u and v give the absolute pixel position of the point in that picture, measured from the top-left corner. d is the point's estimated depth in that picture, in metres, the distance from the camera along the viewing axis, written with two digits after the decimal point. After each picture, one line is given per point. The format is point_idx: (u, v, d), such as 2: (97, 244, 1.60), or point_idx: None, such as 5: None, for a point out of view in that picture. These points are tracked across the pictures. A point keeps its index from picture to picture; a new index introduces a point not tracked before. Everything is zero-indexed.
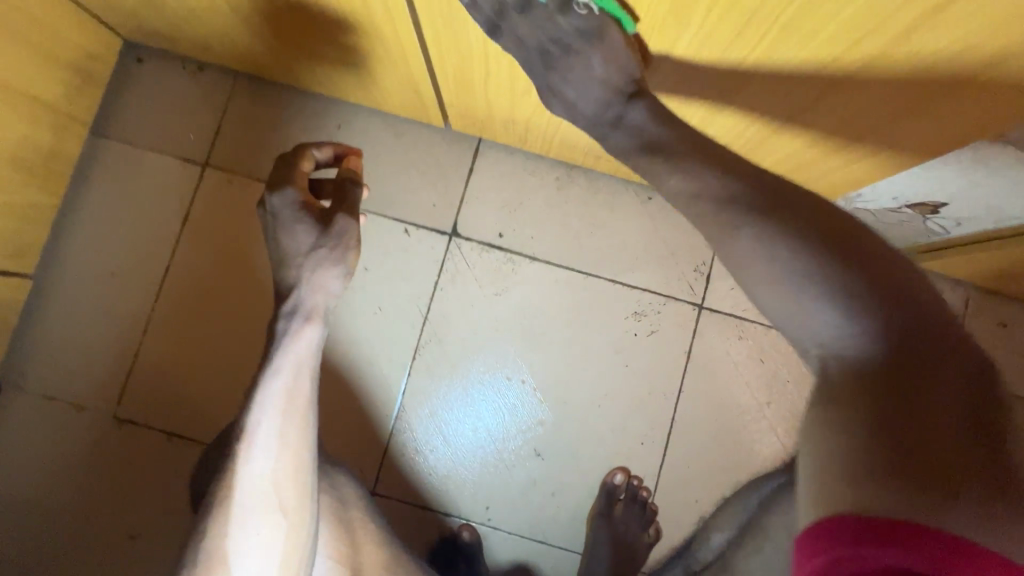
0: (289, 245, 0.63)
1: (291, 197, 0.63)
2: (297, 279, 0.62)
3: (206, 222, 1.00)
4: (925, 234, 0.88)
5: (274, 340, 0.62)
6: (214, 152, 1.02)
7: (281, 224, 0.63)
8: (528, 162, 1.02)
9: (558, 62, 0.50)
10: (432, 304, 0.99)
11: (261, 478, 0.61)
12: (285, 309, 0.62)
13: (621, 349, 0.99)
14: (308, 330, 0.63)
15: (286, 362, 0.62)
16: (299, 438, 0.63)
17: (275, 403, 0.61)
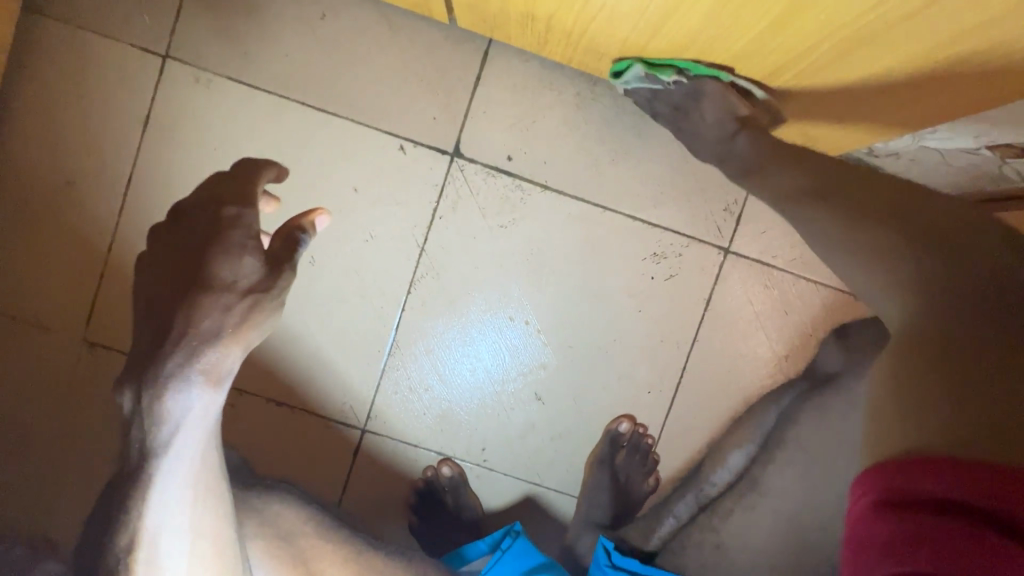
0: (220, 273, 0.54)
1: (244, 221, 0.55)
2: (181, 357, 0.53)
3: (171, 127, 0.87)
4: (996, 180, 0.77)
5: (152, 418, 0.53)
6: (176, 40, 0.86)
7: (231, 246, 0.54)
8: (545, 72, 0.87)
9: (686, 117, 0.74)
10: (429, 234, 0.89)
11: (172, 530, 0.56)
12: (163, 378, 0.52)
13: (636, 293, 0.91)
14: (201, 398, 0.54)
15: (181, 432, 0.54)
16: (203, 484, 0.58)
17: (176, 461, 0.55)
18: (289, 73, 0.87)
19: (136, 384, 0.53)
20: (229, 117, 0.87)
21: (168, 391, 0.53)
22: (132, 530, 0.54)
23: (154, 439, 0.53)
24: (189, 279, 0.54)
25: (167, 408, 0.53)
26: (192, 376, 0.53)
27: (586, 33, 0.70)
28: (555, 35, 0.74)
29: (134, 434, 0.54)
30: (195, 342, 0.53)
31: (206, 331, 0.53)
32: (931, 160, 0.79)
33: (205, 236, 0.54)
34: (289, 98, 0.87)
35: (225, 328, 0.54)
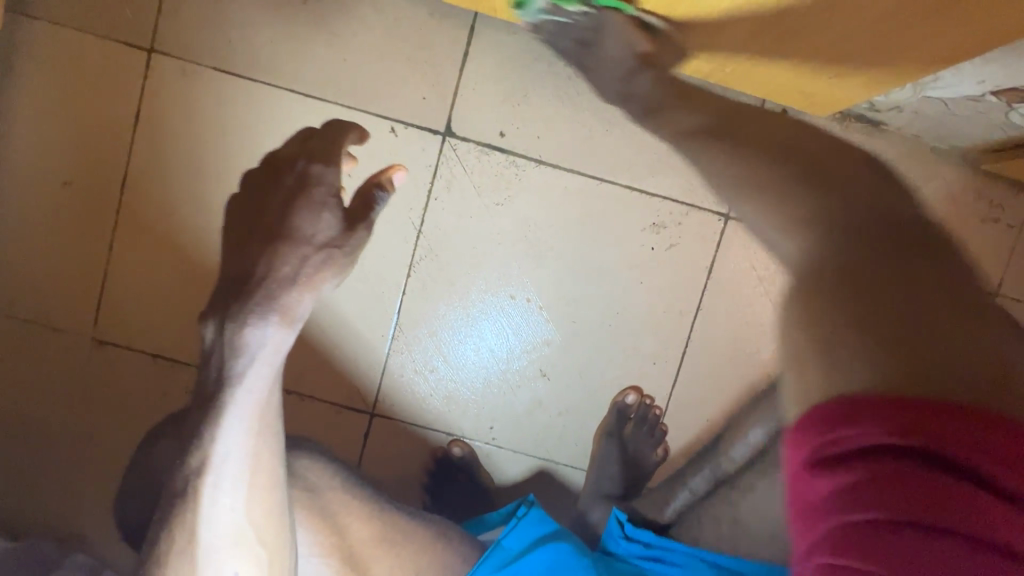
0: (300, 226, 0.57)
1: (326, 177, 0.58)
2: (262, 290, 0.56)
3: (162, 121, 0.87)
4: (1002, 127, 0.75)
5: (232, 346, 0.56)
6: (159, 32, 0.85)
7: (314, 200, 0.57)
8: (533, 43, 0.85)
9: (591, 60, 0.66)
10: (426, 216, 0.88)
11: (236, 459, 0.57)
12: (250, 307, 0.56)
13: (637, 265, 0.90)
14: (277, 332, 0.57)
15: (253, 364, 0.56)
16: (266, 422, 0.59)
17: (247, 391, 0.57)
18: (276, 60, 0.86)
19: (222, 314, 0.56)
20: (219, 108, 0.87)
21: (248, 322, 0.56)
22: (202, 455, 0.56)
23: (232, 366, 0.56)
24: (271, 227, 0.57)
25: (247, 337, 0.56)
26: (269, 311, 0.56)
27: None
28: None
29: (213, 362, 0.57)
30: (272, 285, 0.57)
31: (285, 274, 0.57)
32: (934, 112, 0.77)
33: (288, 188, 0.57)
34: (277, 85, 0.86)
35: (301, 278, 0.57)
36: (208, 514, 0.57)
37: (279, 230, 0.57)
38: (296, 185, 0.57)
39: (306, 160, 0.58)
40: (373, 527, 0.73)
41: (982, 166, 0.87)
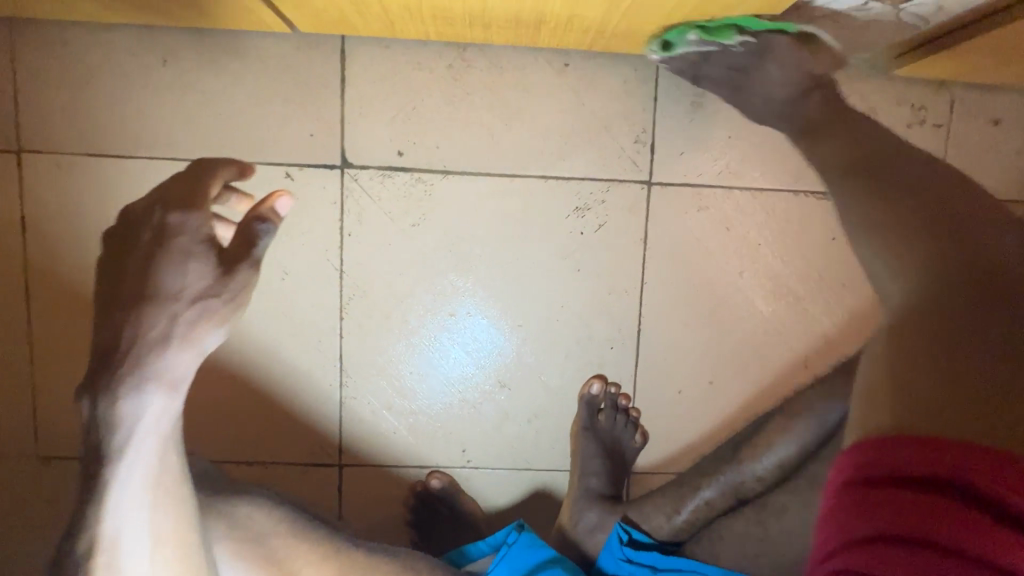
0: (164, 284, 0.46)
1: (189, 224, 0.47)
2: (127, 347, 0.46)
3: (50, 220, 0.83)
4: (899, 30, 0.72)
5: (104, 424, 0.47)
6: (25, 130, 0.81)
7: (173, 252, 0.46)
8: (408, 52, 0.81)
9: (746, 80, 0.69)
10: (343, 254, 0.85)
11: (128, 530, 0.50)
12: (121, 378, 0.46)
13: (570, 253, 0.87)
14: (158, 402, 0.48)
15: (135, 438, 0.48)
16: (165, 489, 0.52)
17: (131, 464, 0.49)
18: (152, 131, 0.82)
19: (92, 386, 0.47)
20: (104, 194, 0.83)
21: (122, 392, 0.46)
22: (90, 536, 0.49)
23: (111, 442, 0.47)
24: (127, 295, 0.46)
25: (128, 406, 0.47)
26: (144, 379, 0.47)
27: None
28: (393, 11, 0.68)
29: (90, 438, 0.48)
30: (141, 351, 0.46)
31: (156, 338, 0.46)
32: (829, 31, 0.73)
33: (147, 246, 0.46)
34: (159, 156, 0.83)
35: (183, 337, 0.47)
36: None
37: (141, 296, 0.46)
38: (152, 240, 0.46)
39: (163, 207, 0.47)
40: (329, 568, 0.70)
41: (896, 73, 0.84)
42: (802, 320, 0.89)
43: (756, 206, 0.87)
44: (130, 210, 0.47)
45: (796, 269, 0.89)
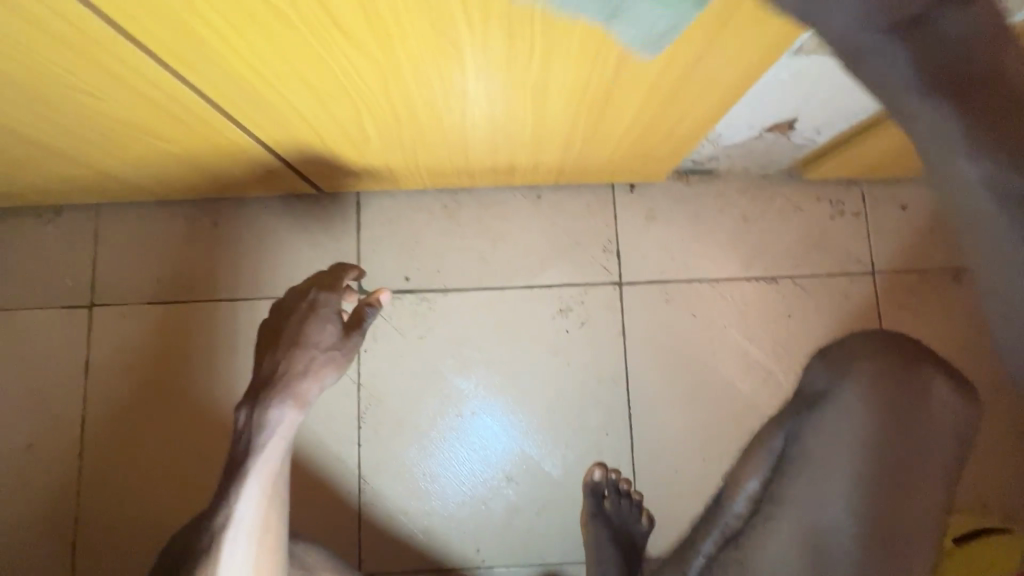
0: (310, 334, 0.66)
1: (330, 302, 0.68)
2: (284, 368, 0.64)
3: (109, 362, 0.96)
4: (797, 148, 0.90)
5: (256, 426, 0.63)
6: (96, 288, 0.97)
7: (315, 312, 0.67)
8: (410, 199, 1.00)
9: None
10: (360, 368, 0.97)
11: (247, 523, 0.62)
12: (275, 390, 0.63)
13: (559, 349, 0.98)
14: (293, 414, 0.64)
15: (272, 440, 0.63)
16: (276, 491, 0.65)
17: (264, 462, 0.63)
18: (200, 281, 0.98)
19: (254, 397, 0.63)
20: (157, 336, 0.96)
21: (273, 402, 0.63)
22: (222, 517, 0.61)
23: (255, 440, 0.62)
24: (285, 335, 0.66)
25: (273, 413, 0.63)
26: (288, 395, 0.64)
27: (418, 161, 0.83)
28: (399, 173, 0.88)
29: (242, 439, 0.63)
30: (288, 374, 0.64)
31: (299, 367, 0.65)
32: (742, 152, 0.92)
33: (302, 313, 0.67)
34: (204, 298, 0.97)
35: (317, 361, 0.65)
36: None
37: (294, 341, 0.66)
38: (305, 307, 0.68)
39: (316, 290, 0.70)
40: None
41: (809, 178, 1.02)
42: (776, 392, 0.97)
43: (716, 294, 1.00)
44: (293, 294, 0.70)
45: (762, 345, 0.99)
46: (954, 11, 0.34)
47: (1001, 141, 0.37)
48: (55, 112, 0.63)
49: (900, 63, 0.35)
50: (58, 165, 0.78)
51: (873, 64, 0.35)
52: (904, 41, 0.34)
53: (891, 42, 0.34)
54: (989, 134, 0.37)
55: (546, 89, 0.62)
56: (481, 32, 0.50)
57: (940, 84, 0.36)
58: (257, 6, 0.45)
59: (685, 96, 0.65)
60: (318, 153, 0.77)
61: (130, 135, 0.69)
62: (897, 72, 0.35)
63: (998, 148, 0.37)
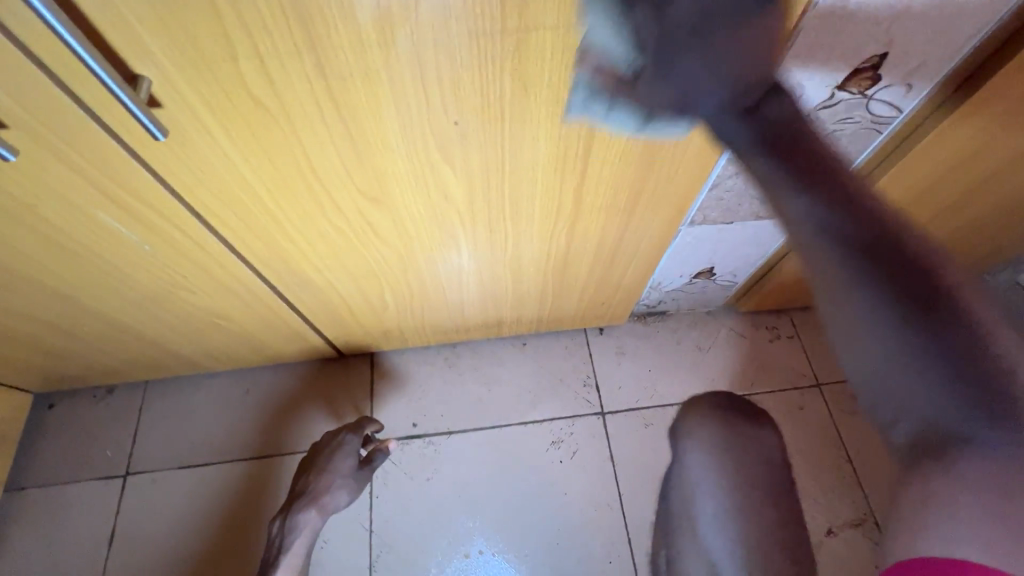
0: (336, 464, 0.92)
1: (354, 441, 0.95)
2: (316, 487, 0.89)
3: (135, 529, 1.02)
4: (725, 287, 1.14)
5: (289, 529, 0.86)
6: (134, 458, 1.07)
7: (341, 447, 0.94)
8: (417, 355, 1.18)
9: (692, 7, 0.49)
10: (372, 515, 1.03)
11: None
12: (306, 501, 0.88)
13: (555, 480, 1.07)
14: (316, 522, 0.88)
15: (298, 540, 0.86)
16: None
17: (288, 559, 0.85)
18: (231, 443, 1.09)
19: (289, 508, 0.88)
20: (185, 501, 1.04)
21: (303, 509, 0.87)
22: None
23: (286, 541, 0.85)
24: (317, 463, 0.92)
25: (299, 520, 0.87)
26: (314, 505, 0.88)
27: (424, 322, 1.03)
28: (408, 333, 1.07)
29: (274, 542, 0.86)
30: (316, 491, 0.89)
31: (324, 486, 0.90)
32: (681, 294, 1.15)
33: (332, 449, 0.94)
34: (232, 460, 1.08)
35: (336, 484, 0.91)
36: None
37: (324, 468, 0.91)
38: (334, 443, 0.94)
39: (343, 431, 0.96)
40: None
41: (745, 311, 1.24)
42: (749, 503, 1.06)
43: None
44: (329, 431, 0.98)
45: None
46: (855, 199, 0.40)
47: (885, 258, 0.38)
48: (156, 309, 0.84)
49: (826, 267, 0.40)
50: (129, 347, 0.96)
51: (788, 209, 0.41)
52: (784, 194, 0.41)
53: (792, 268, 0.43)
54: (911, 314, 0.38)
55: (520, 261, 0.86)
56: (472, 229, 0.75)
57: (862, 268, 0.39)
58: (327, 229, 0.69)
59: (620, 257, 0.89)
60: (345, 321, 0.98)
61: (205, 321, 0.89)
62: (817, 254, 0.40)
63: (923, 335, 0.37)
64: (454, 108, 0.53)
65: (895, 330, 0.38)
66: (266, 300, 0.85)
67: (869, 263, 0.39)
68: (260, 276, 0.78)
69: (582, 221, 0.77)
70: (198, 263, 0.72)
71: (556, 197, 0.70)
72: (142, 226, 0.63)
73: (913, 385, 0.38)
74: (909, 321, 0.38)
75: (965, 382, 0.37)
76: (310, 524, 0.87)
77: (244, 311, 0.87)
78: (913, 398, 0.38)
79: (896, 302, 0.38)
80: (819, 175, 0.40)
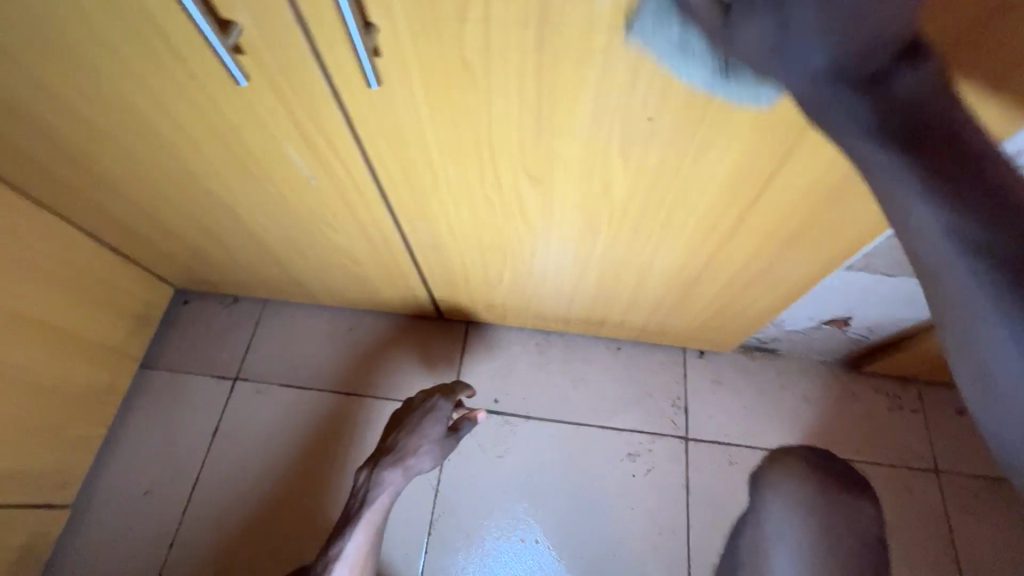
0: (425, 429, 0.94)
1: (445, 408, 0.97)
2: (403, 448, 0.93)
3: (235, 429, 1.12)
4: (854, 341, 1.04)
5: (375, 483, 0.91)
6: (245, 365, 1.18)
7: (433, 412, 0.96)
8: (511, 334, 1.19)
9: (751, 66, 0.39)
10: (441, 476, 1.06)
11: (349, 557, 0.88)
12: (392, 460, 0.92)
13: (624, 492, 1.05)
14: (399, 481, 0.92)
15: (381, 496, 0.91)
16: (373, 538, 0.92)
17: (371, 510, 0.90)
18: (327, 374, 1.17)
19: (376, 463, 0.93)
20: (280, 416, 1.13)
21: (388, 468, 0.91)
22: (335, 548, 0.88)
23: (371, 494, 0.91)
24: (408, 424, 0.95)
25: (384, 478, 0.91)
26: (399, 466, 0.92)
27: (530, 304, 1.03)
28: (510, 312, 1.08)
29: (361, 491, 0.92)
30: (403, 452, 0.93)
31: (411, 449, 0.93)
32: (801, 337, 1.07)
33: (422, 412, 0.96)
34: (326, 390, 1.15)
35: (423, 447, 0.94)
36: None
37: (413, 429, 0.94)
38: (426, 406, 0.97)
39: (437, 395, 0.98)
40: None
41: (866, 371, 1.13)
42: None
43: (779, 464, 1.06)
44: (423, 391, 1.00)
45: None
46: (952, 148, 0.34)
47: (993, 222, 0.34)
48: (300, 240, 0.90)
49: (971, 287, 0.35)
50: (263, 267, 1.04)
51: (875, 164, 0.35)
52: (875, 150, 0.34)
53: (898, 236, 0.37)
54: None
55: (649, 267, 0.83)
56: (615, 228, 0.73)
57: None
58: (478, 197, 0.69)
59: (756, 287, 0.83)
60: (457, 287, 1.00)
61: (336, 258, 0.94)
62: (918, 219, 0.35)
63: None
64: (656, 105, 0.51)
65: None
66: (396, 253, 0.88)
67: (1018, 274, 0.34)
68: (399, 229, 0.81)
69: (732, 242, 0.72)
70: (351, 206, 0.76)
71: (717, 213, 0.66)
72: (317, 161, 0.67)
73: None
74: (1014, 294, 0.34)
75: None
76: (394, 483, 0.91)
77: (373, 257, 0.91)
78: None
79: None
80: (921, 113, 0.33)
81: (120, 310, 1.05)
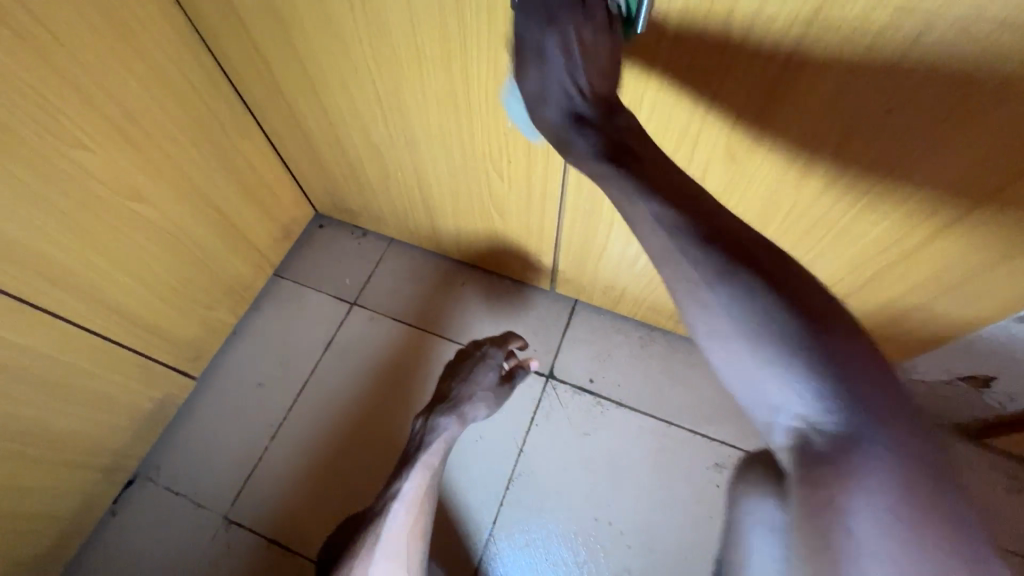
0: (479, 376, 0.96)
1: (497, 357, 0.98)
2: (459, 393, 0.95)
3: (345, 348, 1.20)
4: (985, 408, 0.98)
5: (433, 427, 0.92)
6: (363, 293, 1.25)
7: (485, 360, 0.98)
8: (615, 322, 1.20)
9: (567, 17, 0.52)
10: (527, 437, 1.09)
11: (407, 494, 0.88)
12: (449, 408, 0.93)
13: (705, 500, 1.04)
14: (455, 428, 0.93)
15: (437, 441, 0.92)
16: (430, 482, 0.92)
17: (429, 452, 0.91)
18: (433, 318, 1.22)
19: (432, 410, 0.94)
20: (384, 346, 1.20)
21: (444, 415, 0.92)
22: (396, 485, 0.89)
23: (427, 438, 0.92)
24: (463, 371, 0.98)
25: (440, 423, 0.92)
26: (454, 415, 0.93)
27: (651, 293, 1.04)
28: (625, 298, 1.09)
29: (419, 436, 0.93)
30: (458, 399, 0.94)
31: (466, 396, 0.94)
32: None
33: (474, 361, 0.98)
34: (430, 332, 1.21)
35: (478, 394, 0.95)
36: (383, 525, 0.85)
37: (467, 377, 0.96)
38: (478, 355, 0.99)
39: (486, 345, 1.01)
40: None
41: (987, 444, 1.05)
42: None
43: None
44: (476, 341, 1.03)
45: None
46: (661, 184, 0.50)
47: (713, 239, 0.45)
48: (460, 183, 0.95)
49: (663, 246, 0.47)
50: (406, 204, 1.10)
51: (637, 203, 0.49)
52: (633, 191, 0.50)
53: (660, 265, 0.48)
54: (740, 275, 0.43)
55: None
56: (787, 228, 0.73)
57: (693, 236, 0.46)
58: None
59: (907, 321, 0.81)
60: (585, 260, 1.03)
61: (483, 208, 0.99)
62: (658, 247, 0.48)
63: (781, 309, 0.42)
64: None
65: (755, 310, 0.42)
66: (546, 212, 0.92)
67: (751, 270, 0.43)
68: (562, 188, 0.85)
69: (903, 266, 0.71)
70: (530, 155, 0.80)
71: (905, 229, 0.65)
72: (524, 104, 0.71)
73: (811, 380, 0.40)
74: (749, 297, 0.42)
75: (814, 348, 0.40)
76: (450, 431, 0.92)
77: (520, 213, 0.96)
78: (768, 380, 0.41)
79: (730, 266, 0.44)
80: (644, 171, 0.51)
81: (274, 217, 1.15)
